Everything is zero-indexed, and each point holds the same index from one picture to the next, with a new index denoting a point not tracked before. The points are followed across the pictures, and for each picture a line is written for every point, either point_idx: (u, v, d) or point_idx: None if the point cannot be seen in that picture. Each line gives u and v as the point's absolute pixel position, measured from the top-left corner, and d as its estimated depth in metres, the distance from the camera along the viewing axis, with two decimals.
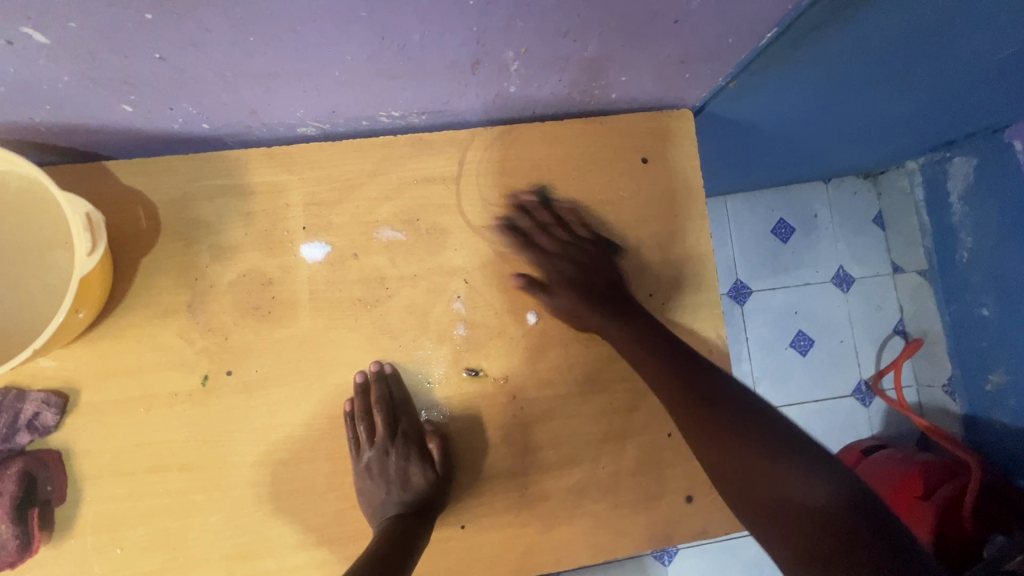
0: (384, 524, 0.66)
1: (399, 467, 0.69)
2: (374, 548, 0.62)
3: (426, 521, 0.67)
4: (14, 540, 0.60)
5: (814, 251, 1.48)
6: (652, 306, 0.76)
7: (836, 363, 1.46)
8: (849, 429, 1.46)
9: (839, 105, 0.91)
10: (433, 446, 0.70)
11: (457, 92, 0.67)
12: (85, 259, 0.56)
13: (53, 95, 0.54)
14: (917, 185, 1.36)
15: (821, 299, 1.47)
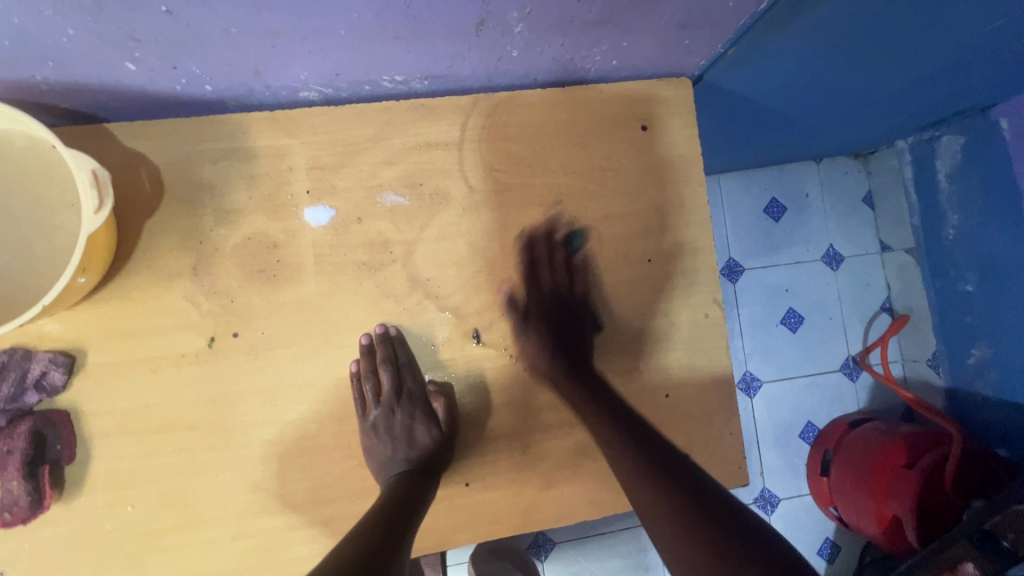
0: (391, 479, 0.68)
1: (406, 424, 0.71)
2: (381, 500, 0.64)
3: (432, 476, 0.69)
4: (26, 496, 0.61)
5: (805, 230, 1.50)
6: (651, 271, 0.78)
7: (825, 339, 1.50)
8: (836, 403, 1.49)
9: (834, 78, 0.92)
10: (438, 405, 0.72)
11: (460, 55, 0.68)
12: (91, 216, 0.56)
13: (55, 49, 0.54)
14: (905, 164, 1.38)
15: (811, 277, 1.50)
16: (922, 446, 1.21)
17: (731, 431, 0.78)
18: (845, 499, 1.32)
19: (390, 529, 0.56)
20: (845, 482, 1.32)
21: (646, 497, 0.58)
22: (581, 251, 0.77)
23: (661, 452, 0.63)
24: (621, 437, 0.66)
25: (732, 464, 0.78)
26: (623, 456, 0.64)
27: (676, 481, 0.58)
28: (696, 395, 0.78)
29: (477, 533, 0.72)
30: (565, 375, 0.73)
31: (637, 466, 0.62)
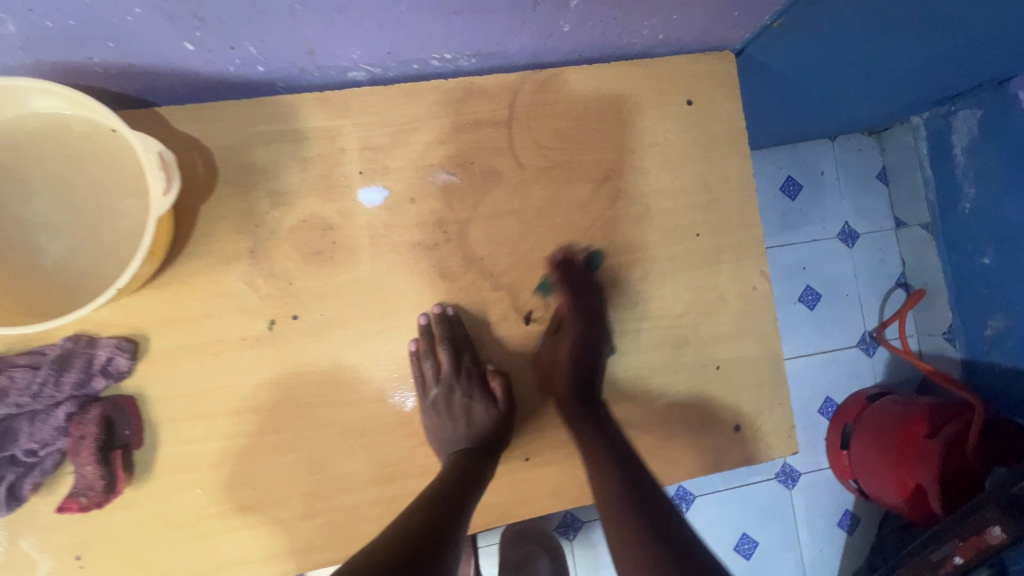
0: (453, 456, 0.68)
1: (464, 403, 0.70)
2: (445, 477, 0.64)
3: (492, 454, 0.69)
4: (100, 480, 0.61)
5: (821, 208, 1.48)
6: (699, 246, 0.79)
7: (842, 316, 1.48)
8: (854, 379, 1.48)
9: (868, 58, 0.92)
10: (496, 383, 0.72)
11: (513, 31, 0.67)
12: (161, 198, 0.56)
13: (119, 30, 0.53)
14: (920, 139, 1.35)
15: (828, 254, 1.48)
16: (942, 417, 1.19)
17: (778, 401, 0.80)
18: (865, 471, 1.31)
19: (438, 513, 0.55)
20: (863, 453, 1.31)
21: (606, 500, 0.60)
22: (630, 228, 0.77)
23: (636, 472, 0.63)
24: (603, 452, 0.66)
25: (780, 433, 0.80)
26: (603, 459, 0.65)
27: (654, 516, 0.56)
28: (745, 366, 0.79)
29: (537, 505, 0.73)
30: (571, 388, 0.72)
31: (615, 482, 0.62)
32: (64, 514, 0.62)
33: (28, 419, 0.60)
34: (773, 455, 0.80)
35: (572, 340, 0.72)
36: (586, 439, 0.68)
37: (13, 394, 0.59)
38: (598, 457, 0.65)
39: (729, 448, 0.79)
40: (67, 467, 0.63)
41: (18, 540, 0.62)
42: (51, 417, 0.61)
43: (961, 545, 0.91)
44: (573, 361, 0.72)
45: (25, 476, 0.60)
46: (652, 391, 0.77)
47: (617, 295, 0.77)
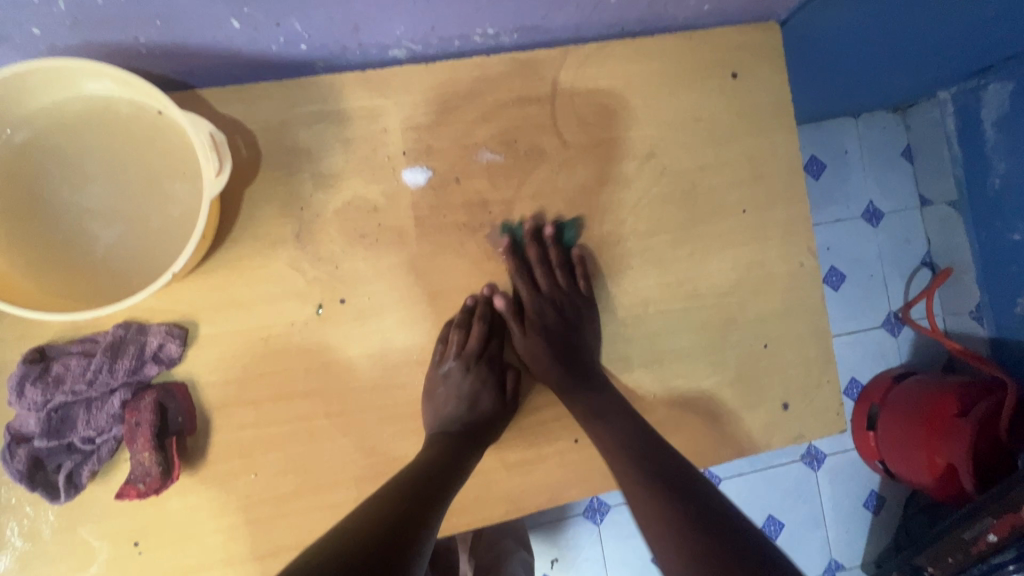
0: (441, 437, 0.65)
1: (475, 386, 0.69)
2: (423, 466, 0.60)
3: (478, 444, 0.67)
4: (157, 466, 0.61)
5: (844, 188, 1.41)
6: (746, 222, 0.77)
7: (868, 297, 1.41)
8: (879, 361, 1.42)
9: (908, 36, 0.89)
10: (510, 377, 0.72)
11: (559, 3, 0.65)
12: (213, 178, 0.55)
13: (167, 6, 0.52)
14: (948, 115, 1.27)
15: (851, 234, 1.41)
16: (975, 394, 1.14)
17: (827, 379, 0.79)
18: (894, 451, 1.23)
19: (416, 508, 0.52)
20: (893, 431, 1.23)
21: (620, 473, 0.59)
22: (676, 205, 0.76)
23: (649, 440, 0.61)
24: (614, 428, 0.63)
25: (830, 410, 0.79)
26: (615, 438, 0.62)
27: (676, 484, 0.55)
28: (794, 343, 0.78)
29: (589, 486, 0.73)
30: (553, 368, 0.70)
31: (626, 455, 0.60)
32: (123, 500, 0.62)
33: (84, 407, 0.60)
34: (823, 433, 0.79)
35: (518, 317, 0.72)
36: (602, 430, 0.64)
37: (68, 382, 0.59)
38: (616, 436, 0.62)
39: (779, 426, 0.78)
40: (123, 454, 0.62)
41: (77, 528, 0.62)
42: (107, 404, 0.60)
43: (996, 523, 0.88)
44: (528, 319, 0.72)
45: (83, 463, 0.61)
46: (701, 370, 0.76)
47: (663, 273, 0.76)
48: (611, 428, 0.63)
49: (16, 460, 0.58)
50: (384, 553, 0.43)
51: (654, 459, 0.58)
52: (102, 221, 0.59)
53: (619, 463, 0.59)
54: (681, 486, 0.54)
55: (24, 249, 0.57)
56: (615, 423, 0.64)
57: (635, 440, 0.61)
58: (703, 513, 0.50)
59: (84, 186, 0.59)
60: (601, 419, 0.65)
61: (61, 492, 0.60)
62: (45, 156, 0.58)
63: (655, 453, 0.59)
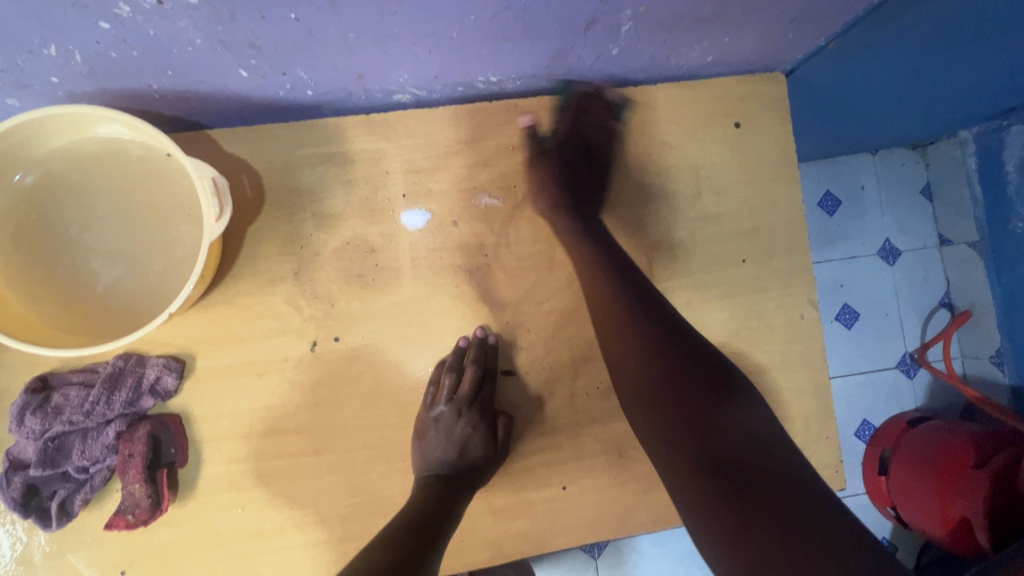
0: (430, 484, 0.66)
1: (466, 431, 0.69)
2: (407, 518, 0.60)
3: (467, 489, 0.67)
4: (146, 498, 0.62)
5: (858, 224, 1.34)
6: (745, 272, 0.76)
7: (882, 339, 1.34)
8: (892, 406, 1.34)
9: (925, 84, 0.87)
10: (500, 423, 0.71)
11: (560, 55, 0.66)
12: (213, 223, 0.57)
13: (178, 58, 0.54)
14: (969, 155, 1.21)
15: (865, 273, 1.34)
16: (992, 445, 1.05)
17: (827, 435, 0.77)
18: (905, 496, 1.17)
19: (403, 560, 0.52)
20: (906, 481, 1.17)
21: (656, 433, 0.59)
22: (674, 253, 0.75)
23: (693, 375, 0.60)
24: (663, 378, 0.60)
25: (829, 468, 0.77)
26: (662, 392, 0.60)
27: (710, 395, 0.58)
28: (792, 396, 0.77)
29: (576, 535, 0.72)
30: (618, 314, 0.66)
31: (665, 409, 0.59)
32: (111, 531, 0.63)
33: (80, 437, 0.61)
34: None
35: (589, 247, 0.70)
36: (642, 369, 0.62)
37: (66, 412, 0.61)
38: (660, 387, 0.60)
39: None
40: (115, 484, 0.64)
41: (68, 554, 0.63)
42: (102, 435, 0.62)
43: None
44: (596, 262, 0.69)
45: (76, 492, 0.62)
46: None
47: None
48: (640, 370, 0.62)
49: (12, 487, 0.60)
50: None
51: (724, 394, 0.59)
52: (109, 258, 0.61)
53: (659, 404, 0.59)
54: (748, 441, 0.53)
55: (35, 283, 0.60)
56: (680, 355, 0.62)
57: (682, 380, 0.59)
58: (737, 419, 0.56)
59: (93, 224, 0.61)
60: (659, 353, 0.62)
61: (53, 520, 0.62)
62: (59, 194, 0.61)
63: (702, 397, 0.58)
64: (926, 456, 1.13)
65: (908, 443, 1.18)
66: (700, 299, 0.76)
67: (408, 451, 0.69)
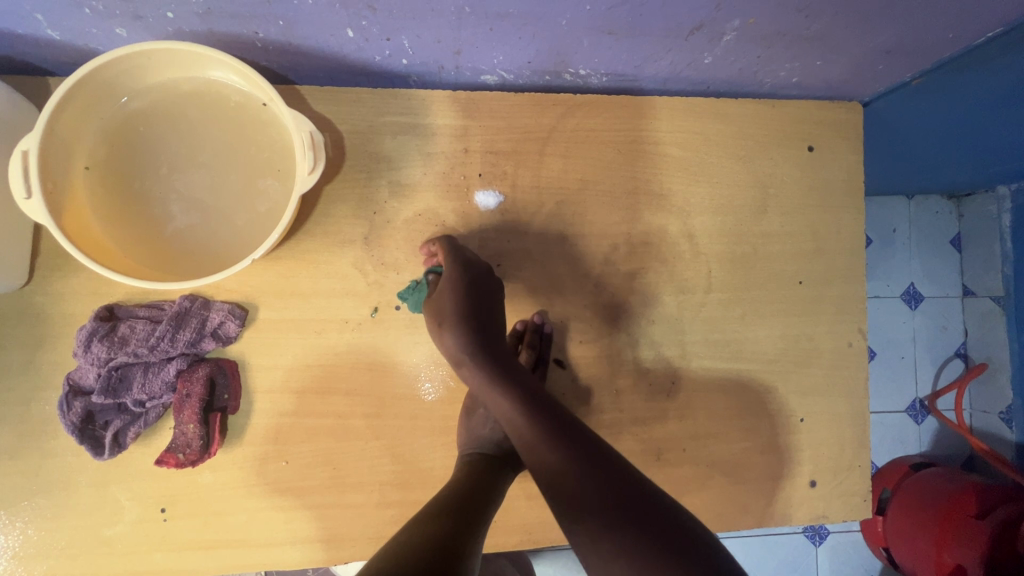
0: (472, 459, 0.66)
1: None
2: (448, 499, 0.60)
3: (508, 471, 0.68)
4: (198, 439, 0.63)
5: (885, 265, 1.28)
6: (800, 293, 0.77)
7: (893, 381, 1.30)
8: (896, 450, 1.31)
9: (987, 139, 0.85)
10: None
11: (654, 56, 0.67)
12: (307, 175, 0.58)
13: (295, 10, 0.54)
14: (1007, 212, 1.17)
15: (884, 315, 1.29)
16: (993, 497, 1.03)
17: (860, 463, 0.78)
18: (894, 540, 1.14)
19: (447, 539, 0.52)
20: (897, 522, 1.14)
21: (539, 458, 0.57)
22: (733, 266, 0.76)
23: (588, 449, 0.56)
24: (529, 415, 0.59)
25: (856, 496, 0.78)
26: (561, 467, 0.55)
27: (565, 431, 0.58)
28: (831, 420, 0.78)
29: None
30: (529, 417, 0.59)
31: (545, 436, 0.57)
32: (161, 467, 0.64)
33: (142, 369, 0.62)
34: (847, 518, 0.78)
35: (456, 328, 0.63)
36: (511, 415, 0.60)
37: (132, 344, 0.61)
38: (560, 456, 0.55)
39: (804, 502, 0.77)
40: (167, 422, 0.64)
41: (112, 486, 0.64)
42: (163, 370, 0.63)
43: None
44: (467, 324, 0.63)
45: (130, 424, 0.63)
46: (734, 434, 0.75)
47: (711, 332, 0.76)
48: (554, 479, 0.55)
49: (71, 412, 0.61)
50: None
51: (565, 438, 0.57)
52: (189, 199, 0.62)
53: (533, 454, 0.57)
54: (588, 455, 0.55)
55: (118, 213, 0.61)
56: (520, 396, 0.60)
57: (546, 420, 0.58)
58: (575, 440, 0.57)
59: (181, 164, 0.62)
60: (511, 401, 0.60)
61: (105, 449, 0.62)
62: (152, 128, 0.61)
63: (564, 435, 0.57)
64: (924, 499, 1.10)
65: (908, 484, 1.15)
66: (753, 314, 0.76)
67: (453, 425, 0.70)
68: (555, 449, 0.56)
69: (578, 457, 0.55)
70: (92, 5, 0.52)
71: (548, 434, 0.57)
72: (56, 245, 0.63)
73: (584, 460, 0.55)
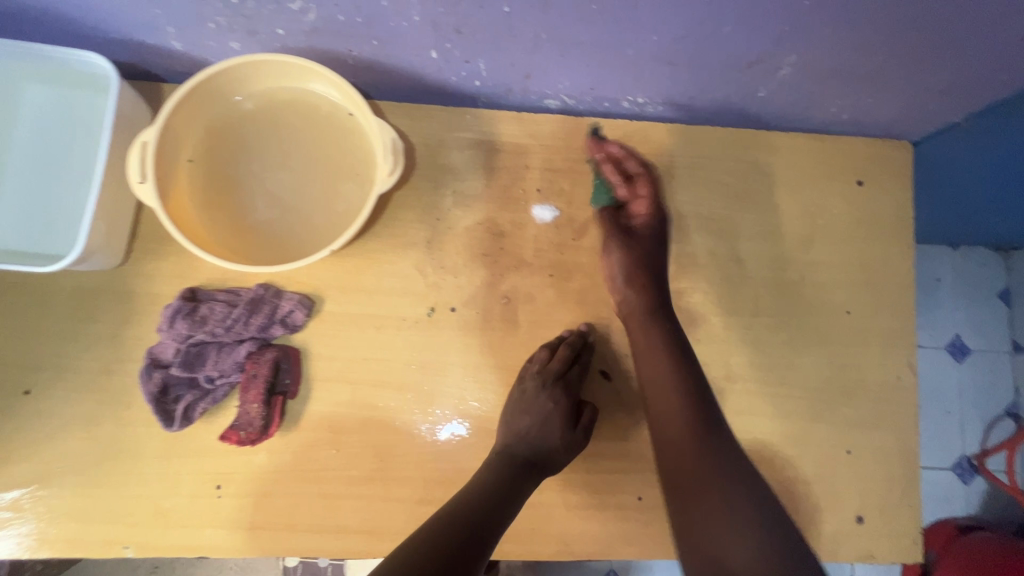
0: (500, 455, 0.67)
1: (546, 408, 0.68)
2: (471, 490, 0.62)
3: (535, 476, 0.67)
4: (260, 419, 0.66)
5: (928, 315, 1.25)
6: (848, 323, 0.78)
7: (936, 437, 1.23)
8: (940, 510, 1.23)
9: None
10: (584, 412, 0.70)
11: (712, 87, 0.71)
12: (386, 177, 0.63)
13: (389, 31, 0.60)
14: None
15: (926, 368, 1.24)
16: None
17: (909, 503, 0.76)
18: None
19: (462, 555, 0.52)
20: None
21: (674, 424, 0.64)
22: (781, 293, 0.77)
23: (719, 438, 0.62)
24: (678, 384, 0.65)
25: (906, 538, 0.75)
26: (692, 441, 0.62)
27: (705, 414, 0.64)
28: (879, 455, 0.76)
29: (642, 548, 0.72)
30: (677, 383, 0.65)
31: (688, 408, 0.64)
32: (224, 443, 0.67)
33: (216, 348, 0.67)
34: (895, 560, 0.75)
35: (625, 269, 0.71)
36: (660, 375, 0.66)
37: (210, 323, 0.66)
38: (692, 433, 0.62)
39: (850, 538, 0.74)
40: (232, 401, 0.68)
41: (174, 458, 0.67)
42: (235, 351, 0.67)
43: None
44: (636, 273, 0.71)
45: (200, 400, 0.67)
46: (777, 460, 0.75)
47: (756, 356, 0.76)
48: (679, 445, 0.62)
49: (151, 382, 0.66)
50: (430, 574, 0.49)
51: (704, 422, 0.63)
52: (275, 195, 0.68)
53: (668, 418, 0.64)
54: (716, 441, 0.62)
55: (212, 204, 0.67)
56: (676, 362, 0.66)
57: (692, 398, 0.64)
58: (713, 427, 0.63)
59: (272, 163, 0.68)
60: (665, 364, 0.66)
61: (175, 421, 0.66)
62: (252, 130, 0.68)
63: (700, 419, 0.63)
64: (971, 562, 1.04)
65: (954, 547, 1.09)
66: (799, 341, 0.77)
67: (493, 425, 0.71)
68: (689, 428, 0.62)
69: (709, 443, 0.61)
70: (215, 21, 0.59)
71: (690, 409, 0.64)
72: (152, 230, 0.69)
73: (713, 447, 0.61)
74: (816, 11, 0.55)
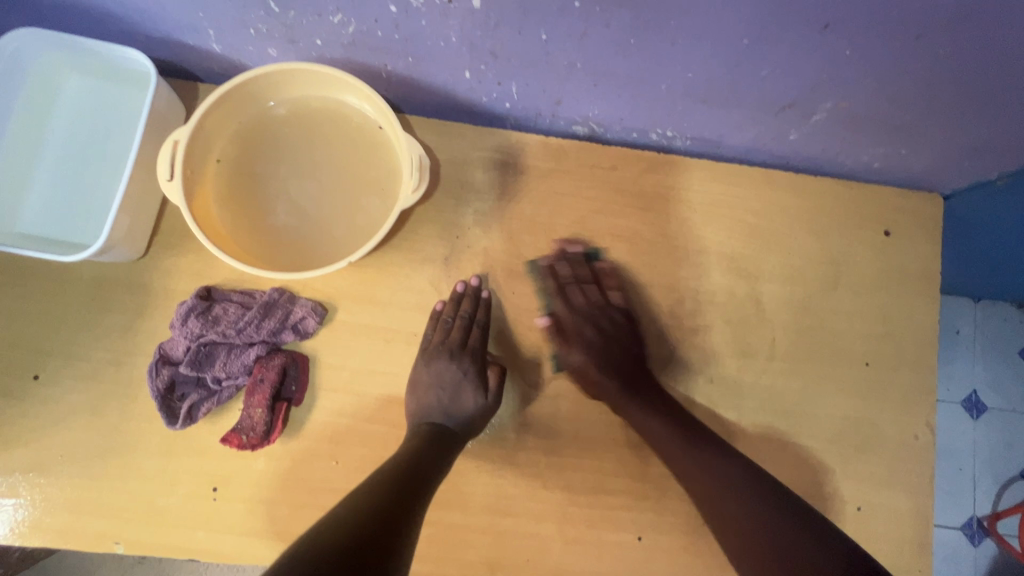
0: (422, 424, 0.65)
1: (456, 377, 0.68)
2: (398, 458, 0.59)
3: (454, 445, 0.65)
4: (262, 424, 0.66)
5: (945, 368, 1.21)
6: (866, 375, 0.76)
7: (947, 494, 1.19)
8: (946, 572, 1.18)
9: None
10: (491, 375, 0.70)
11: (742, 127, 0.70)
12: (409, 194, 0.63)
13: (425, 49, 0.61)
14: None
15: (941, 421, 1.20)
16: None
17: (919, 567, 0.73)
18: None
19: (401, 505, 0.51)
20: None
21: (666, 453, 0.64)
22: (799, 338, 0.76)
23: (708, 448, 0.63)
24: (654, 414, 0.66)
25: None
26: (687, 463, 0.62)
27: (693, 433, 0.65)
28: (890, 514, 0.73)
29: None
30: (646, 414, 0.67)
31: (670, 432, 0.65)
32: (224, 445, 0.67)
33: (226, 350, 0.67)
34: None
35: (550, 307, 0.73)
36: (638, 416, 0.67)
37: (222, 324, 0.66)
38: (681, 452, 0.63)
39: None
40: (237, 403, 0.68)
41: (174, 457, 0.67)
42: (244, 353, 0.67)
43: None
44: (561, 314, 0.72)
45: (205, 400, 0.67)
46: None
47: (769, 401, 0.74)
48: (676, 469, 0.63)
49: (158, 378, 0.66)
50: (383, 531, 0.46)
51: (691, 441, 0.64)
52: (298, 203, 0.68)
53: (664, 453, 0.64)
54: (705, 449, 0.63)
55: (238, 206, 0.67)
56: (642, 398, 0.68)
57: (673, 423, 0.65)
58: (702, 440, 0.64)
59: (298, 171, 0.68)
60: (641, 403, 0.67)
61: (178, 419, 0.66)
62: (282, 136, 0.69)
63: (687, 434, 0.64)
64: None
65: None
66: (814, 389, 0.75)
67: (403, 397, 0.69)
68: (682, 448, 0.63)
69: (701, 455, 0.62)
70: (256, 27, 0.59)
71: (673, 436, 0.64)
72: (175, 227, 0.70)
73: (705, 455, 0.62)
74: (855, 61, 0.54)
